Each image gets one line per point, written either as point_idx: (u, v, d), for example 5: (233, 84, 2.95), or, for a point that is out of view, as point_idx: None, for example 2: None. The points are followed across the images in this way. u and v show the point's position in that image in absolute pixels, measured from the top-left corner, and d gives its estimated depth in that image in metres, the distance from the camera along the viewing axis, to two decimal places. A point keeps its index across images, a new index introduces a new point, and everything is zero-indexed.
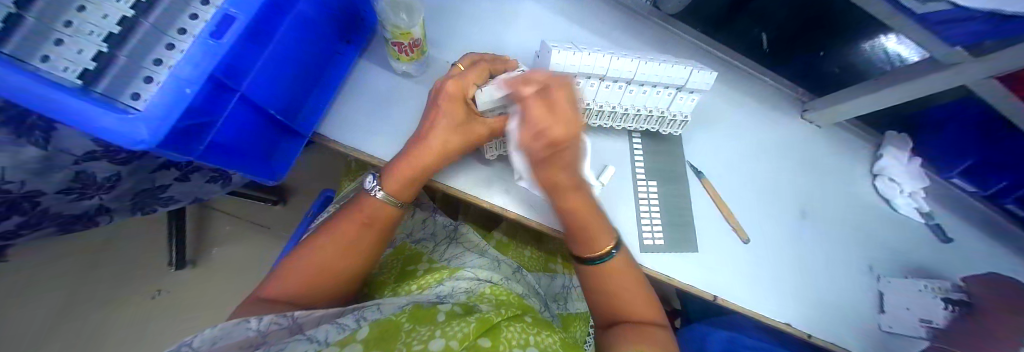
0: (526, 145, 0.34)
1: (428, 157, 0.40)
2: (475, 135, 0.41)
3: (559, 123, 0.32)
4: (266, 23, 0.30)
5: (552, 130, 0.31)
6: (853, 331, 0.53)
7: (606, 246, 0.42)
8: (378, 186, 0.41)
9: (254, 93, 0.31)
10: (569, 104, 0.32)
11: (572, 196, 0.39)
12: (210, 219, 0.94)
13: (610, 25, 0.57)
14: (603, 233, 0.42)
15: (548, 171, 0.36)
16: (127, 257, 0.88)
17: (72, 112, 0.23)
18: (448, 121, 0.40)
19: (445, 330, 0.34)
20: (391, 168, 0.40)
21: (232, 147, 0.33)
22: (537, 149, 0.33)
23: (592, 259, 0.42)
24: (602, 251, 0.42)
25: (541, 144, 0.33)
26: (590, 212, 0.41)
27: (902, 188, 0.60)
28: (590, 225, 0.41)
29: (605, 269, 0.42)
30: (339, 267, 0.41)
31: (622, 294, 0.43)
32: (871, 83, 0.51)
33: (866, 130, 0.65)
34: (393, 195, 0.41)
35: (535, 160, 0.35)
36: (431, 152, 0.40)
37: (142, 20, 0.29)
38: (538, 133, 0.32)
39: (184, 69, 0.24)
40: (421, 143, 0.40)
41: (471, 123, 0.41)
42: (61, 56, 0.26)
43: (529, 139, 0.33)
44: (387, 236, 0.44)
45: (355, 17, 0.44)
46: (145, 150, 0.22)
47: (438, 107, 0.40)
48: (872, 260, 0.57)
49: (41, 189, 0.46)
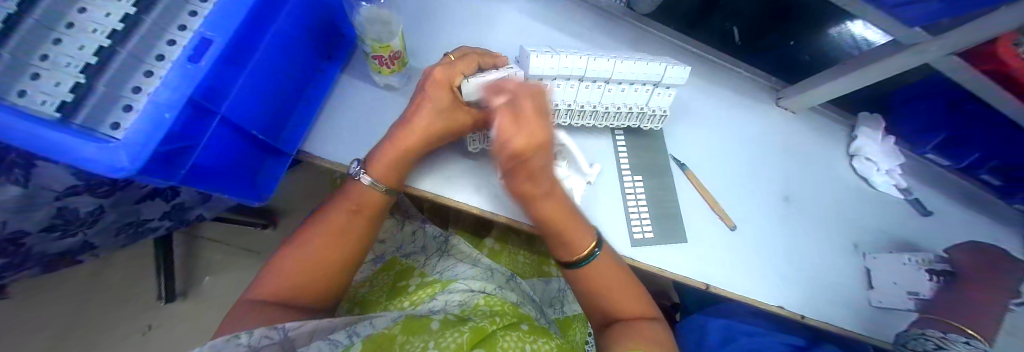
0: (495, 156, 0.36)
1: (413, 138, 0.40)
2: (458, 123, 0.42)
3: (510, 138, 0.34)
4: (243, 43, 0.30)
5: (513, 141, 0.33)
6: (844, 309, 0.55)
7: (589, 246, 0.42)
8: (361, 170, 0.41)
9: (235, 115, 0.31)
10: (534, 117, 0.34)
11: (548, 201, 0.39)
12: (199, 248, 0.92)
13: (586, 28, 0.58)
14: (584, 235, 0.42)
15: (518, 180, 0.37)
16: (114, 293, 0.86)
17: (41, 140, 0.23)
18: (432, 105, 0.41)
19: (439, 341, 0.36)
20: (376, 154, 0.41)
21: (217, 170, 0.33)
22: (502, 159, 0.35)
23: (577, 261, 0.42)
24: (585, 251, 0.42)
25: (505, 156, 0.35)
26: (565, 211, 0.41)
27: (879, 166, 0.62)
28: (568, 228, 0.41)
29: (598, 267, 0.43)
30: (328, 258, 0.41)
31: (618, 295, 0.43)
32: (841, 67, 0.53)
33: (841, 113, 0.67)
34: (379, 180, 0.41)
35: (504, 167, 0.36)
36: (414, 134, 0.40)
37: (119, 49, 0.29)
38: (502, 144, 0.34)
39: (162, 95, 0.24)
40: (405, 126, 0.41)
41: (454, 110, 0.42)
42: (38, 90, 0.26)
43: (497, 149, 0.35)
44: (375, 224, 0.45)
45: (335, 34, 0.45)
46: (127, 176, 0.22)
47: (424, 92, 0.41)
48: (857, 239, 0.59)
49: (24, 229, 0.45)
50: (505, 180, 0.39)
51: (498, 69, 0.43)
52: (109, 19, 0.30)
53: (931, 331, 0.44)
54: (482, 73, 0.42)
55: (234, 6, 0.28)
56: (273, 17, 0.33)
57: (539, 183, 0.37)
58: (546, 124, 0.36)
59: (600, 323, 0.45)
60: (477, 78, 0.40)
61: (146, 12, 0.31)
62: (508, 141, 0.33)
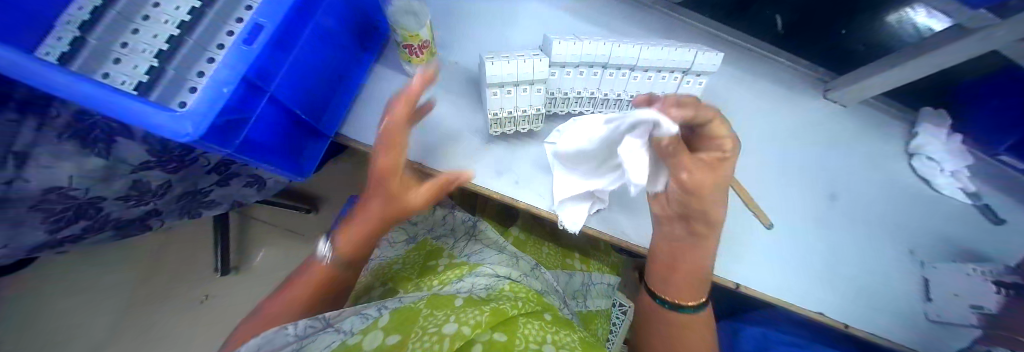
0: (708, 176, 0.35)
1: (372, 219, 0.41)
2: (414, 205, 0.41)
3: (716, 174, 0.36)
4: (290, 30, 0.33)
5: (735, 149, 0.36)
6: (897, 321, 0.49)
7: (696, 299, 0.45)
8: (329, 245, 0.43)
9: (281, 94, 0.34)
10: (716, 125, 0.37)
11: (711, 238, 0.41)
12: (250, 227, 1.01)
13: (613, 16, 0.58)
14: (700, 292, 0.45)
15: (723, 196, 0.38)
16: (176, 262, 0.95)
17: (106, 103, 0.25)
18: (382, 187, 0.40)
19: (460, 316, 0.36)
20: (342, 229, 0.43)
21: (266, 145, 0.35)
22: (728, 172, 0.37)
23: (681, 306, 0.46)
24: (693, 301, 0.46)
25: (723, 168, 0.36)
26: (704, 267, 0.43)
27: (941, 167, 0.55)
28: (691, 277, 0.44)
29: (689, 319, 0.46)
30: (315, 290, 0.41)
31: (688, 338, 0.46)
32: (893, 56, 0.49)
33: (897, 107, 0.61)
34: (344, 251, 0.42)
35: (710, 188, 0.36)
36: (370, 216, 0.41)
37: (185, 39, 0.35)
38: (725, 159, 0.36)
39: (221, 72, 0.26)
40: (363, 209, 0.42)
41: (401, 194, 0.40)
42: (118, 72, 0.34)
43: (715, 166, 0.35)
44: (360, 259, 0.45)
45: (370, 26, 0.48)
46: (190, 142, 0.24)
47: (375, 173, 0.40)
48: (913, 245, 0.54)
49: (103, 196, 0.51)
50: (692, 204, 0.37)
51: (519, 55, 0.41)
52: (179, 12, 0.37)
53: None
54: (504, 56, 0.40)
55: None
56: (316, 6, 0.35)
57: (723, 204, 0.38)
58: None
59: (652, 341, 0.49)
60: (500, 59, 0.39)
61: (208, 3, 0.37)
62: (727, 165, 0.36)
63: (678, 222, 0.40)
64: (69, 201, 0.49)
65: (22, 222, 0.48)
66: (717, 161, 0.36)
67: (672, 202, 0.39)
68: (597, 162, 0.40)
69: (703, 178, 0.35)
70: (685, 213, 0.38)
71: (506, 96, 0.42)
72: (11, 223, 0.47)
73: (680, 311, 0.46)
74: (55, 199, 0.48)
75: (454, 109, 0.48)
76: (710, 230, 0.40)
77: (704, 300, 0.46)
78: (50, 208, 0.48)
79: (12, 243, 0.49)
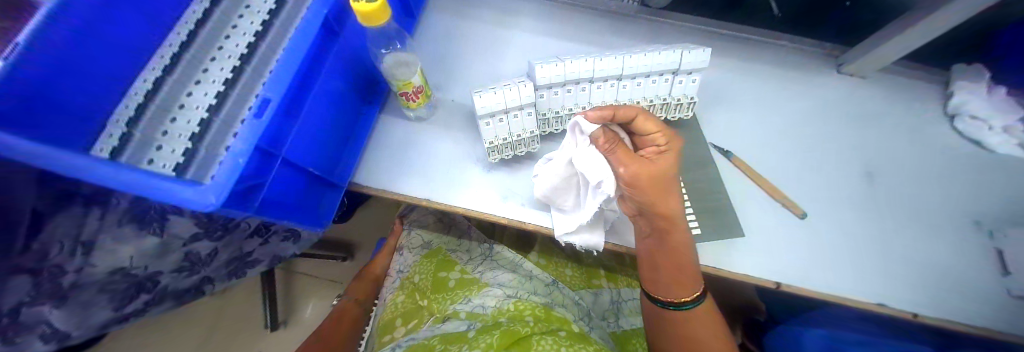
0: (649, 167, 0.36)
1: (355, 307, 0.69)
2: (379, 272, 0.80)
3: (654, 164, 0.37)
4: (295, 98, 0.36)
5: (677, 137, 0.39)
6: (981, 305, 0.43)
7: (695, 292, 0.41)
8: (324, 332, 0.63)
9: (293, 155, 0.37)
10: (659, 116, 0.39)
11: (677, 226, 0.39)
12: (293, 280, 1.06)
13: (600, 32, 0.59)
14: (693, 283, 0.40)
15: (671, 187, 0.38)
16: (227, 321, 1.01)
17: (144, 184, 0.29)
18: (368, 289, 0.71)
19: (474, 344, 0.42)
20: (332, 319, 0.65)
21: (284, 202, 0.38)
22: (668, 161, 0.38)
23: (682, 304, 0.41)
24: (691, 296, 0.41)
25: (667, 159, 0.38)
26: (687, 258, 0.40)
27: (991, 124, 0.51)
28: (680, 268, 0.40)
29: (692, 315, 0.42)
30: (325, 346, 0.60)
31: (697, 337, 0.42)
32: (905, 19, 0.46)
33: (923, 72, 0.58)
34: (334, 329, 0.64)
35: (650, 179, 0.36)
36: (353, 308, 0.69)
37: (213, 119, 0.41)
38: (662, 150, 0.38)
39: (238, 145, 0.29)
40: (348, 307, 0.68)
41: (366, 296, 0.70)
42: (160, 156, 0.39)
43: (654, 157, 0.38)
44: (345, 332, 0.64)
45: (371, 80, 0.52)
46: (213, 211, 0.26)
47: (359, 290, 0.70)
48: (979, 214, 0.48)
49: (161, 269, 0.58)
50: (640, 202, 0.38)
51: (508, 84, 0.43)
52: (206, 97, 0.42)
53: None
54: (496, 87, 0.43)
55: (287, 69, 0.34)
56: (317, 73, 0.39)
57: (673, 194, 0.38)
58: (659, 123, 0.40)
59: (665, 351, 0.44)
60: (488, 91, 0.42)
61: (231, 87, 0.43)
62: (664, 155, 0.38)
63: (641, 217, 0.41)
64: (131, 278, 0.55)
65: (91, 304, 0.53)
66: (658, 154, 0.38)
67: (628, 199, 0.40)
68: (569, 200, 0.42)
69: (638, 170, 0.36)
70: (640, 208, 0.39)
71: (499, 124, 0.44)
72: (82, 305, 0.52)
73: (682, 309, 0.41)
74: (119, 279, 0.53)
75: (455, 143, 0.50)
76: (668, 222, 0.38)
77: (702, 293, 0.41)
78: (115, 288, 0.54)
79: (83, 324, 0.53)
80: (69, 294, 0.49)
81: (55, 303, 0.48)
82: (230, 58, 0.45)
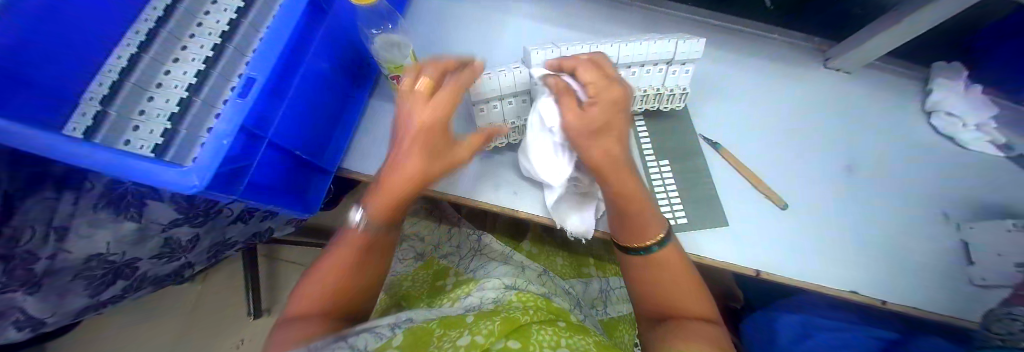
0: (573, 120, 0.36)
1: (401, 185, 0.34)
2: (456, 160, 0.35)
3: (582, 117, 0.36)
4: (281, 80, 0.35)
5: (609, 90, 0.36)
6: (944, 292, 0.45)
7: (657, 235, 0.38)
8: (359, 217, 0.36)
9: (280, 139, 0.36)
10: (590, 72, 0.37)
11: (621, 171, 0.37)
12: (277, 268, 1.04)
13: (595, 19, 0.59)
14: (652, 221, 0.38)
15: (604, 139, 0.37)
16: (211, 307, 0.99)
17: (120, 165, 0.28)
18: (422, 146, 0.33)
19: (474, 330, 0.38)
20: (370, 200, 0.36)
21: (270, 186, 0.37)
22: (595, 114, 0.36)
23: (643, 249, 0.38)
24: (653, 239, 0.38)
25: (596, 110, 0.36)
26: (638, 196, 0.38)
27: (965, 121, 0.53)
28: (640, 213, 0.38)
29: (647, 261, 0.39)
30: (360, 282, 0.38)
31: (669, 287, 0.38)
32: (891, 16, 0.47)
33: (906, 68, 0.59)
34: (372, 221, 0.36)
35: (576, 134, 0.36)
36: (400, 178, 0.34)
37: (193, 99, 0.39)
38: (593, 100, 0.36)
39: (222, 126, 0.28)
40: (388, 174, 0.35)
41: (443, 148, 0.35)
42: (137, 137, 0.37)
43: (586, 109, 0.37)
44: (389, 248, 0.40)
45: (360, 62, 0.50)
46: (197, 193, 0.25)
47: (407, 137, 0.34)
48: (948, 207, 0.50)
49: (139, 256, 0.56)
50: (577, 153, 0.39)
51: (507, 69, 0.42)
52: (186, 76, 0.41)
53: None
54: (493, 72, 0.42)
55: (273, 47, 0.33)
56: (303, 54, 0.38)
57: (610, 142, 0.37)
58: (605, 74, 0.38)
59: (648, 317, 0.40)
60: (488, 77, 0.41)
61: (212, 65, 0.41)
62: (593, 108, 0.36)
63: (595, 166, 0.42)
64: (108, 265, 0.53)
65: (66, 290, 0.51)
66: (589, 106, 0.36)
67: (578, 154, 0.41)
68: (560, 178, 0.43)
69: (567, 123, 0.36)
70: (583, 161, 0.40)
71: (494, 110, 0.44)
72: (58, 293, 0.51)
73: (648, 254, 0.38)
74: (96, 265, 0.52)
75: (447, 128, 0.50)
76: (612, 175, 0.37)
77: (663, 233, 0.38)
78: (91, 274, 0.52)
79: (60, 310, 0.52)
80: (43, 281, 0.48)
81: (29, 290, 0.47)
82: (210, 36, 0.43)
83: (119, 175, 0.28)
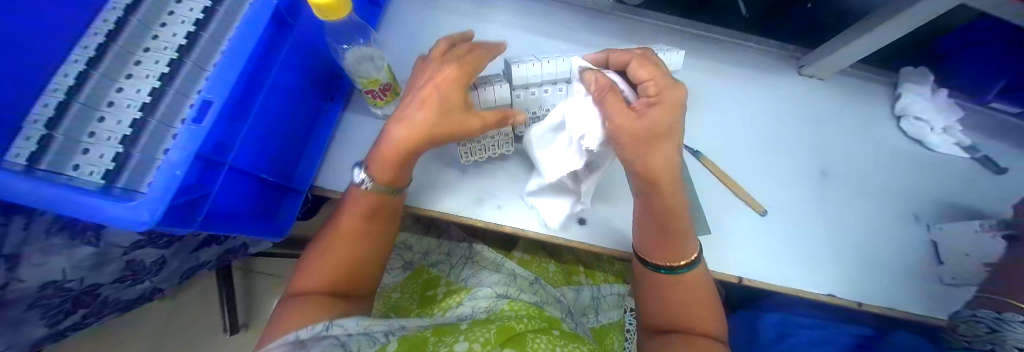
0: (631, 120, 0.31)
1: (410, 138, 0.36)
2: (467, 127, 0.35)
3: (640, 118, 0.31)
4: (241, 100, 0.33)
5: (665, 94, 0.33)
6: (913, 293, 0.47)
7: (691, 255, 0.38)
8: (366, 177, 0.39)
9: (242, 162, 0.34)
10: (648, 73, 0.34)
11: (664, 187, 0.37)
12: (254, 281, 1.00)
13: (574, 28, 0.58)
14: (687, 240, 0.38)
15: (659, 147, 0.34)
16: (185, 325, 0.94)
17: (60, 201, 0.26)
18: (440, 101, 0.35)
19: (470, 336, 0.38)
20: (377, 154, 0.38)
21: (232, 213, 0.35)
22: (652, 117, 0.32)
23: (672, 266, 0.38)
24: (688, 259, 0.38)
25: (654, 113, 0.32)
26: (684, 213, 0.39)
27: (932, 125, 0.55)
28: (682, 228, 0.38)
29: (674, 277, 0.39)
30: (364, 254, 0.41)
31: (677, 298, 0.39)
32: (861, 24, 0.48)
33: (875, 73, 0.61)
34: (382, 180, 0.39)
35: (631, 137, 0.32)
36: (414, 130, 0.36)
37: (148, 119, 0.37)
38: (651, 102, 0.33)
39: (174, 156, 0.26)
40: (400, 124, 0.36)
41: (462, 112, 0.35)
42: (87, 162, 0.34)
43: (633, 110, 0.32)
44: (391, 225, 0.44)
45: (331, 75, 0.48)
46: (147, 229, 0.24)
47: (427, 88, 0.36)
48: (917, 208, 0.52)
49: (99, 282, 0.53)
50: (629, 158, 0.34)
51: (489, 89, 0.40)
52: (140, 94, 0.38)
53: (984, 312, 0.38)
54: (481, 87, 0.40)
55: (231, 66, 0.31)
56: (267, 71, 0.36)
57: (664, 152, 0.35)
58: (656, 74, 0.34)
59: (654, 328, 0.40)
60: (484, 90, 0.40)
61: (169, 81, 0.39)
62: (653, 109, 0.32)
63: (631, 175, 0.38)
64: (65, 293, 0.50)
65: (21, 322, 0.48)
66: (643, 108, 0.32)
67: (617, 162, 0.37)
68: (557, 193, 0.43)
69: (622, 123, 0.31)
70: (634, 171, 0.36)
71: None
72: (9, 325, 0.47)
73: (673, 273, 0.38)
74: (51, 294, 0.48)
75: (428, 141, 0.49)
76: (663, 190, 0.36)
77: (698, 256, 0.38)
78: (47, 303, 0.49)
79: (16, 342, 0.49)
80: None
81: None
82: (167, 50, 0.41)
83: (59, 212, 0.26)
